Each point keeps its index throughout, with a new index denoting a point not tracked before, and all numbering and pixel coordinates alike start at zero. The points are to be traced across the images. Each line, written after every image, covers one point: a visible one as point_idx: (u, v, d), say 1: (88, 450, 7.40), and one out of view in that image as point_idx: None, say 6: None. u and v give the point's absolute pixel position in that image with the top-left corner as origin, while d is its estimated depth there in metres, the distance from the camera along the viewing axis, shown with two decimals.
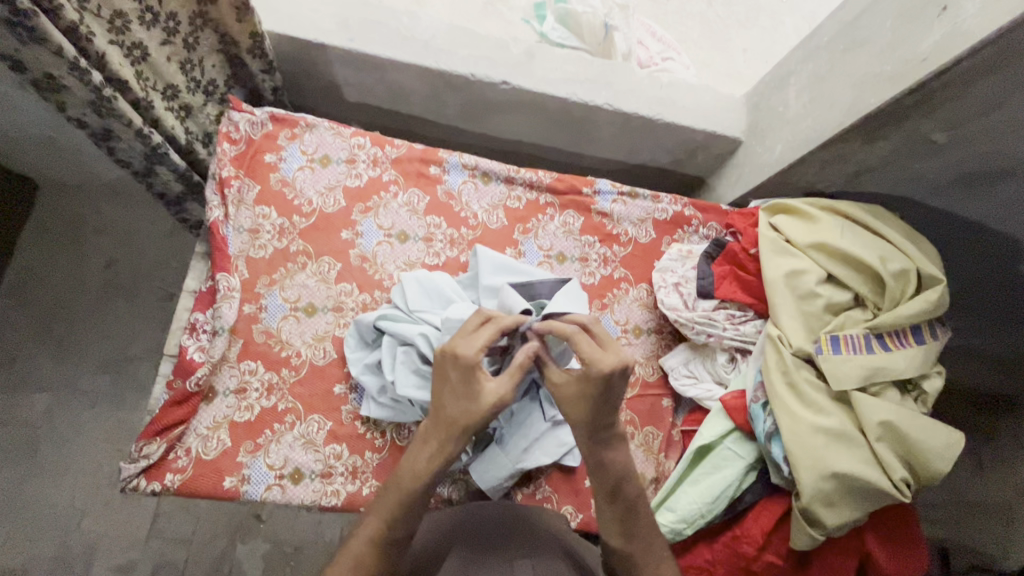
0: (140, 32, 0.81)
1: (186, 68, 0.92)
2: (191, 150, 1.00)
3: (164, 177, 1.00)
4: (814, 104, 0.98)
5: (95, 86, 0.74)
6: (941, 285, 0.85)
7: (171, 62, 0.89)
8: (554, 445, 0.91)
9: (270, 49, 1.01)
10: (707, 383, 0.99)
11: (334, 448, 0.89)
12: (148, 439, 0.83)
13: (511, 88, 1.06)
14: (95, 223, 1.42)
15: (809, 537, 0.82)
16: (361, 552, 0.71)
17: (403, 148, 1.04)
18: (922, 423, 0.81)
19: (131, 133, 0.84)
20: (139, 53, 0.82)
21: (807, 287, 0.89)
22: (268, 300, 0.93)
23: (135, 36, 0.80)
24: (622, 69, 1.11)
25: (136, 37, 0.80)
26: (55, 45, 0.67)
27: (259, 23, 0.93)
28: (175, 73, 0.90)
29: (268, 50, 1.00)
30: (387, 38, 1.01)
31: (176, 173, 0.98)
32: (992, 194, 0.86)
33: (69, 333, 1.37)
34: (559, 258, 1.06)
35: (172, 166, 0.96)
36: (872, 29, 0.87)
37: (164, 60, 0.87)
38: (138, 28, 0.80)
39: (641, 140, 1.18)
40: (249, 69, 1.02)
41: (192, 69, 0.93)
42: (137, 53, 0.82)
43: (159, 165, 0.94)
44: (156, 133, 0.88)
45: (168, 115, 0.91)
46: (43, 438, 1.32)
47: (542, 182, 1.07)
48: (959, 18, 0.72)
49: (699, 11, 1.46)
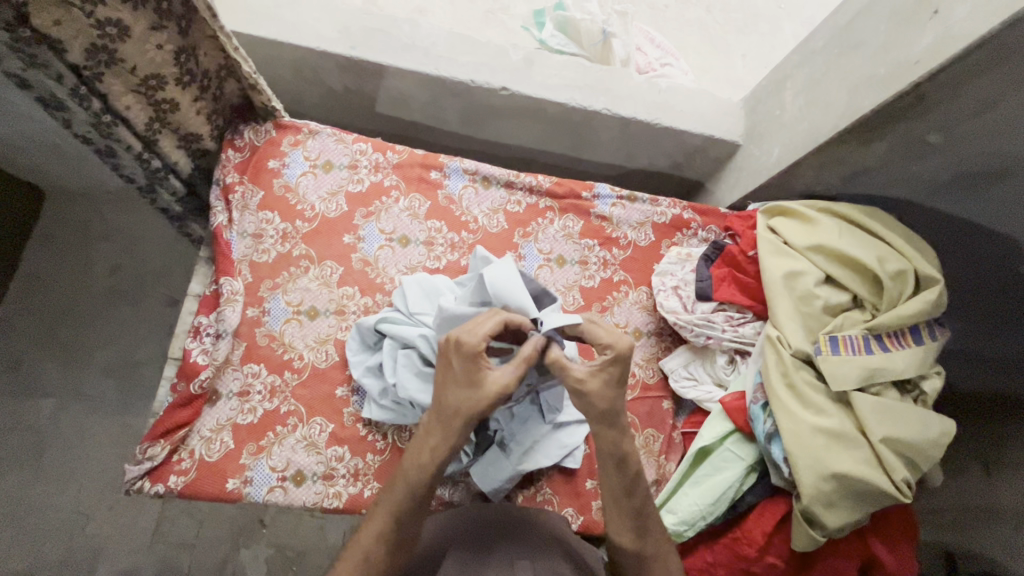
0: (175, 92, 0.86)
1: (213, 117, 0.96)
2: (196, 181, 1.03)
3: (164, 197, 1.00)
4: (810, 106, 0.98)
5: (94, 112, 0.79)
6: (939, 286, 0.86)
7: (200, 114, 0.93)
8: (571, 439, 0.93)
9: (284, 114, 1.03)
10: (707, 385, 1.00)
11: (336, 450, 0.89)
12: (152, 441, 0.84)
13: (511, 94, 1.08)
14: (103, 230, 1.44)
15: (810, 538, 0.82)
16: (370, 546, 0.73)
17: (404, 154, 1.05)
18: (918, 422, 0.82)
19: (130, 156, 0.88)
20: (168, 106, 0.87)
21: (805, 288, 0.90)
22: (271, 304, 0.94)
23: (169, 95, 0.85)
24: (620, 75, 1.13)
25: (170, 94, 0.85)
26: (54, 71, 0.72)
27: (271, 98, 0.98)
28: (202, 124, 0.95)
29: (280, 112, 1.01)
30: (388, 46, 1.03)
31: (176, 195, 1.00)
32: (989, 194, 0.86)
33: (75, 338, 1.39)
34: (559, 261, 1.06)
35: (171, 188, 0.98)
36: (866, 33, 0.89)
37: (193, 113, 0.91)
38: (173, 88, 0.85)
39: (639, 144, 1.19)
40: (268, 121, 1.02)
41: (218, 118, 0.97)
42: (165, 106, 0.86)
43: (160, 188, 0.97)
44: (157, 158, 0.92)
45: (179, 153, 0.95)
46: (48, 442, 1.33)
47: (542, 186, 1.08)
48: (950, 21, 0.73)
49: (698, 17, 1.48)
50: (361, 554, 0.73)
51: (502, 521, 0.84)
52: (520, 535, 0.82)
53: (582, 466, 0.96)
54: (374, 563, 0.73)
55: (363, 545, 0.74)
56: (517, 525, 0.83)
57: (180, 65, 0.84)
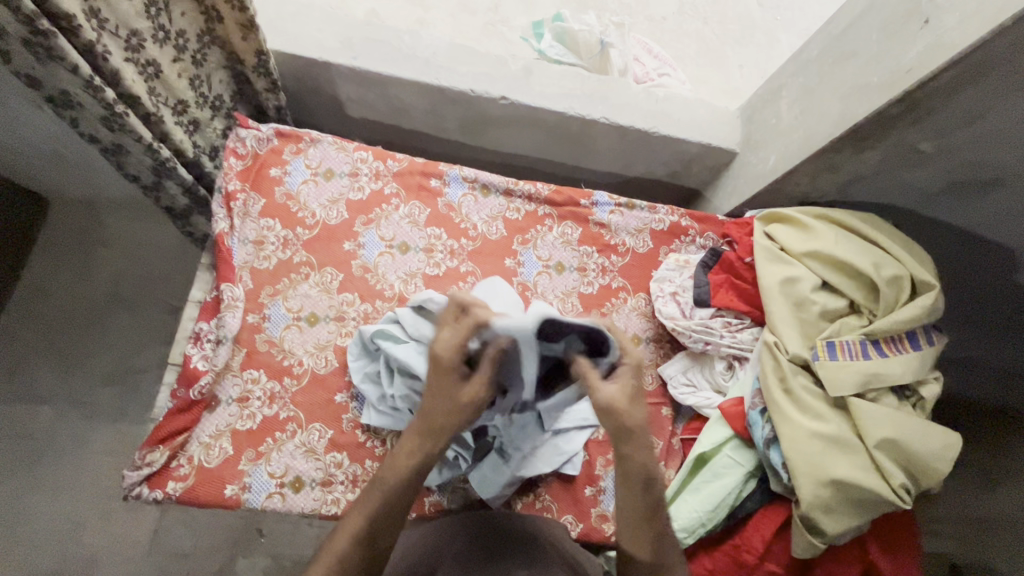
0: (155, 52, 0.82)
1: (195, 83, 0.94)
2: (199, 163, 1.01)
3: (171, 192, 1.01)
4: (805, 115, 1.00)
5: (107, 103, 0.75)
6: (935, 291, 0.86)
7: (181, 78, 0.90)
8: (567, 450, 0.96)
9: (274, 69, 1.03)
10: (707, 392, 0.99)
11: (335, 456, 0.89)
12: (151, 447, 0.85)
13: (510, 104, 1.09)
14: (105, 237, 1.45)
15: (808, 544, 0.82)
16: (345, 552, 0.72)
17: (404, 162, 1.06)
18: (919, 428, 0.82)
19: (141, 147, 0.85)
20: (152, 70, 0.83)
21: (802, 294, 0.91)
22: (271, 310, 0.95)
23: (150, 54, 0.81)
24: (618, 85, 1.14)
25: (151, 54, 0.82)
26: (72, 64, 0.69)
27: (264, 41, 0.94)
28: (185, 89, 0.92)
29: (272, 70, 1.02)
30: (388, 56, 1.05)
31: (183, 185, 0.99)
32: (984, 202, 0.87)
33: (76, 346, 1.39)
34: (558, 268, 1.07)
35: (180, 180, 0.97)
36: (859, 43, 0.90)
37: (176, 76, 0.88)
38: (152, 47, 0.81)
39: (638, 153, 1.20)
40: (253, 84, 1.03)
41: (200, 84, 0.95)
42: (151, 70, 0.83)
43: (167, 179, 0.95)
44: (164, 147, 0.90)
45: (178, 129, 0.93)
46: (46, 450, 1.33)
47: (540, 194, 1.09)
48: (940, 31, 0.75)
49: (696, 29, 1.50)
50: (333, 557, 0.72)
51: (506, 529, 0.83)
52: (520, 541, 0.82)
53: (581, 473, 0.96)
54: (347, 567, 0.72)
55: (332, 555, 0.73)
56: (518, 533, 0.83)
57: (152, 19, 0.79)
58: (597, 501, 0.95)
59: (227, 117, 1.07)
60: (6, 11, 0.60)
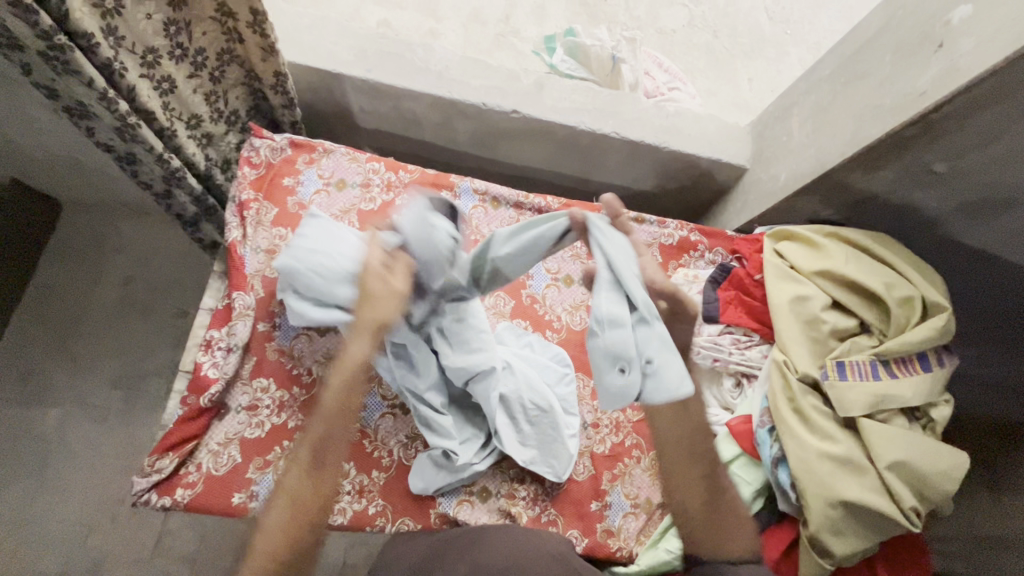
0: (171, 68, 0.84)
1: (211, 98, 0.95)
2: (210, 175, 1.02)
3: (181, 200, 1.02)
4: (816, 134, 1.00)
5: (120, 115, 0.76)
6: (946, 313, 0.85)
7: (197, 93, 0.92)
8: (516, 439, 0.91)
9: (292, 86, 1.04)
10: (715, 409, 0.98)
11: (342, 466, 0.90)
12: (161, 454, 0.85)
13: (521, 117, 1.10)
14: (116, 242, 1.43)
15: (818, 565, 0.82)
16: (291, 485, 0.77)
17: (416, 173, 1.07)
18: (927, 448, 0.82)
19: (152, 157, 0.86)
20: (168, 85, 0.85)
21: (811, 312, 0.91)
22: (281, 319, 0.95)
23: (166, 70, 0.83)
24: (628, 99, 1.15)
25: (166, 70, 0.83)
26: (87, 77, 0.69)
27: (283, 65, 0.95)
28: (200, 104, 0.93)
29: (290, 90, 1.03)
30: (402, 69, 1.06)
31: (191, 195, 0.99)
32: (993, 224, 0.86)
33: (87, 349, 1.37)
34: (566, 281, 1.10)
35: (189, 189, 0.97)
36: (872, 64, 0.91)
37: (191, 91, 0.90)
38: (168, 63, 0.83)
39: (647, 168, 1.21)
40: (269, 100, 1.05)
41: (216, 100, 0.96)
42: (166, 86, 0.84)
43: (177, 188, 0.95)
44: (177, 158, 0.91)
45: (191, 142, 0.94)
46: (53, 454, 1.30)
47: (551, 207, 1.10)
48: (956, 54, 0.75)
49: (706, 43, 1.51)
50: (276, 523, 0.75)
51: (491, 535, 0.83)
52: (510, 545, 0.80)
53: (587, 487, 0.96)
54: (300, 506, 0.77)
55: (286, 495, 0.77)
56: (503, 536, 0.82)
57: (171, 38, 0.81)
58: (603, 516, 0.95)
59: (242, 131, 1.08)
60: (25, 26, 0.61)
